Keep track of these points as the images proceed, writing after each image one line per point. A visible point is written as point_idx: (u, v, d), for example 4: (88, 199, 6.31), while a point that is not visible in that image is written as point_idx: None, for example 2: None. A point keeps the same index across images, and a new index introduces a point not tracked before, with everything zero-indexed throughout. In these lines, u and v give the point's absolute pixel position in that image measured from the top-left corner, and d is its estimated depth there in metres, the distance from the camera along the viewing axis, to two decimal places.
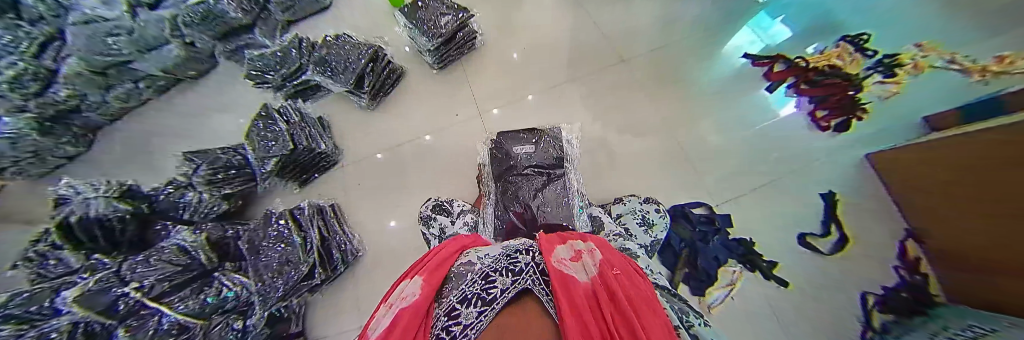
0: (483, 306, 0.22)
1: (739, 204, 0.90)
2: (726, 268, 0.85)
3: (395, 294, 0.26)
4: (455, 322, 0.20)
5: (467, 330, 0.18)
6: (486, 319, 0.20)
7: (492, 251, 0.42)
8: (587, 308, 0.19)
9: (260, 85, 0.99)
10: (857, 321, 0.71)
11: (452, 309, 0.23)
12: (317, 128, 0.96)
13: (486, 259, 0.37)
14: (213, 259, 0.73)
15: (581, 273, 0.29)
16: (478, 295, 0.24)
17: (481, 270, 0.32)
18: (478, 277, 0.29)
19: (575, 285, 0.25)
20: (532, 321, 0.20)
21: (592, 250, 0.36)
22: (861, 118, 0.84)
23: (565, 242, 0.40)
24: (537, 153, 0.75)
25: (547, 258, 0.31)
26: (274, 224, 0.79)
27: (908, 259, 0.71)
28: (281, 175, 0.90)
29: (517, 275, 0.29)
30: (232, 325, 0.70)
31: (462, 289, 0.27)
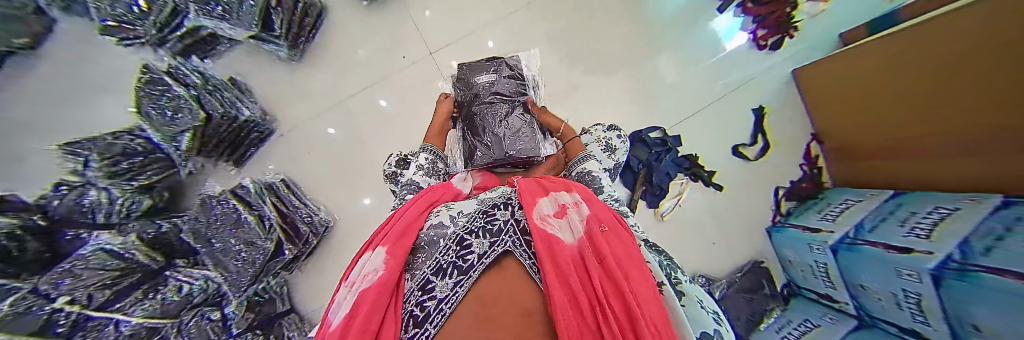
0: (459, 276, 0.28)
1: (688, 125, 0.99)
2: (676, 182, 0.97)
3: (370, 267, 0.33)
4: (430, 297, 0.27)
5: (441, 304, 0.26)
6: (460, 290, 0.26)
7: (467, 207, 0.42)
8: (566, 278, 0.26)
9: (127, 39, 0.73)
10: (772, 210, 0.93)
11: (427, 281, 0.30)
12: (233, 92, 0.80)
13: (462, 213, 0.40)
14: (160, 260, 0.65)
15: (566, 230, 0.33)
16: (454, 265, 0.30)
17: (455, 231, 0.36)
18: (453, 242, 0.34)
19: (561, 249, 0.29)
20: (509, 284, 0.27)
21: (579, 203, 0.37)
22: (792, 35, 0.92)
23: (550, 191, 0.41)
24: (500, 80, 0.72)
25: (532, 216, 0.34)
26: (217, 208, 0.73)
27: (811, 157, 0.94)
28: (205, 152, 0.78)
29: (495, 236, 0.33)
30: (209, 316, 0.69)
31: (437, 257, 0.33)
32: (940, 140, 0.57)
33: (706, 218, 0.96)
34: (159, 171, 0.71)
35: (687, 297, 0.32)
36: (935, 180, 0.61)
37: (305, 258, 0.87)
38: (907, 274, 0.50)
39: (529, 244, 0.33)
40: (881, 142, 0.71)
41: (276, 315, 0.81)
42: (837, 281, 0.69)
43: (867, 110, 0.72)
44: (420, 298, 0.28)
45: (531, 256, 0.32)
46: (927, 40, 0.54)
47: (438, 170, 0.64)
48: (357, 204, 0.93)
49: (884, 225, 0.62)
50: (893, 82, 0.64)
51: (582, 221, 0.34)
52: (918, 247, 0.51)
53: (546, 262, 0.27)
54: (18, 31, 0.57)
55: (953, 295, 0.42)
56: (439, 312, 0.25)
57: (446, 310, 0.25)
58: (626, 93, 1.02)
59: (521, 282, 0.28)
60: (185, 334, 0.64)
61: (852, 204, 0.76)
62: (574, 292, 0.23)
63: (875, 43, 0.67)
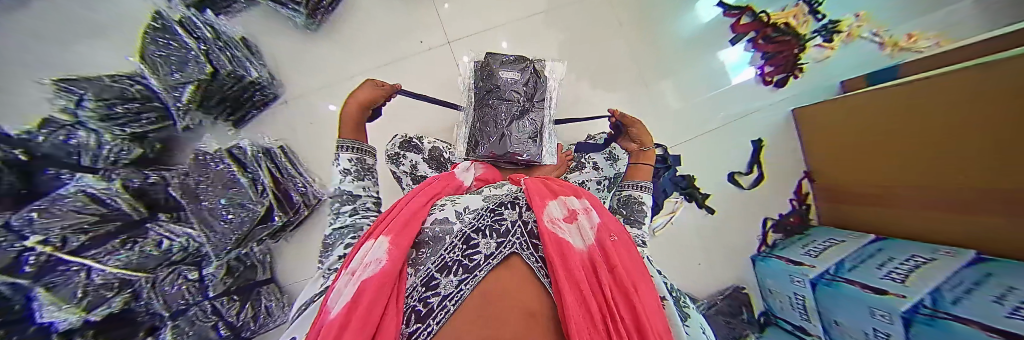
0: (465, 273, 0.27)
1: (688, 146, 1.01)
2: (670, 199, 0.99)
3: (370, 256, 0.30)
4: (434, 293, 0.25)
5: (446, 300, 0.24)
6: (465, 288, 0.25)
7: (473, 203, 0.40)
8: (579, 287, 0.26)
9: None
10: (757, 240, 0.96)
11: (431, 278, 0.28)
12: (242, 51, 0.78)
13: (469, 209, 0.39)
14: (142, 211, 0.63)
15: (577, 236, 0.34)
16: (460, 263, 0.29)
17: (461, 227, 0.35)
18: (458, 239, 0.33)
19: (572, 254, 0.30)
20: (519, 287, 0.26)
21: (589, 210, 0.38)
22: (797, 75, 0.95)
23: (559, 195, 0.41)
24: (519, 82, 0.72)
25: (541, 218, 0.34)
26: (213, 165, 0.71)
27: (800, 194, 0.96)
28: (205, 109, 0.75)
29: (502, 237, 0.32)
30: (186, 276, 0.66)
31: (442, 253, 0.32)
32: (926, 191, 0.60)
33: (695, 239, 0.98)
34: (153, 122, 0.68)
35: (689, 322, 0.35)
36: (910, 228, 0.65)
37: (292, 228, 0.86)
38: (879, 314, 0.53)
39: (536, 248, 0.32)
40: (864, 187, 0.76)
41: (256, 282, 0.80)
42: (813, 314, 0.71)
43: (860, 154, 0.76)
44: (423, 294, 0.26)
45: (539, 261, 0.31)
46: (949, 88, 0.55)
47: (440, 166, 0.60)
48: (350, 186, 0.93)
49: (862, 266, 0.65)
50: (895, 129, 0.66)
51: (592, 230, 0.36)
52: (891, 290, 0.54)
53: (558, 267, 0.27)
54: None
55: (918, 338, 0.45)
56: (443, 309, 0.23)
57: (450, 307, 0.23)
58: (632, 107, 1.04)
59: (532, 288, 0.27)
60: (159, 291, 0.61)
61: (835, 243, 0.79)
62: (586, 299, 0.24)
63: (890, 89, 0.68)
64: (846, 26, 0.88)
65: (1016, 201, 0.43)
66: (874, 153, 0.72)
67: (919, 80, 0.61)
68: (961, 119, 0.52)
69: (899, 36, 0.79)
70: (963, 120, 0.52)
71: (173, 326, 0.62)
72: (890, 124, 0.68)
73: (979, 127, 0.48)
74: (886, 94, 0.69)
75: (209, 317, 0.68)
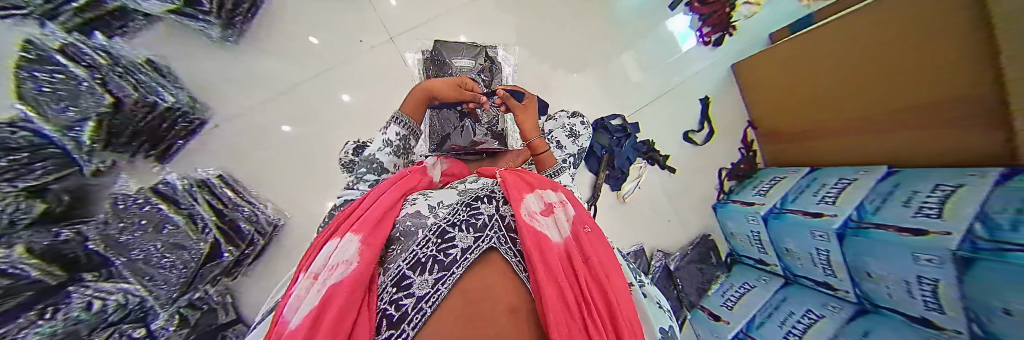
0: (442, 271, 0.26)
1: (645, 112, 1.05)
2: (635, 165, 1.03)
3: (336, 257, 0.28)
4: (407, 294, 0.25)
5: (420, 302, 0.23)
6: (442, 288, 0.24)
7: (446, 198, 0.39)
8: (555, 276, 0.27)
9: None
10: (716, 190, 1.04)
11: (402, 276, 0.27)
12: (149, 75, 0.70)
13: (442, 204, 0.37)
14: (59, 274, 0.52)
15: (554, 229, 0.34)
16: (436, 258, 0.28)
17: (435, 222, 0.34)
18: (433, 233, 0.32)
19: (550, 246, 0.30)
20: (501, 284, 0.26)
21: (565, 205, 0.39)
22: (732, 33, 1.03)
23: (535, 187, 0.40)
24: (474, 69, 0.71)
25: (519, 211, 0.33)
26: (134, 210, 0.64)
27: (747, 142, 1.05)
28: (115, 144, 0.65)
29: (479, 231, 0.31)
30: (131, 335, 0.58)
31: (414, 248, 0.31)
32: (860, 119, 0.69)
33: (664, 198, 1.04)
34: (50, 170, 0.55)
35: (649, 297, 0.37)
36: (841, 153, 0.76)
37: (251, 259, 0.79)
38: (818, 235, 0.61)
39: (513, 241, 0.33)
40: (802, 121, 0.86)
41: (215, 328, 0.71)
42: (768, 245, 0.79)
43: (796, 94, 0.84)
44: (393, 296, 0.25)
45: (517, 255, 0.32)
46: (874, 20, 0.62)
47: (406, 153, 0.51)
48: (311, 209, 0.87)
49: (802, 195, 0.73)
50: (827, 64, 0.74)
51: (569, 222, 0.37)
52: (825, 212, 0.63)
53: (537, 262, 0.28)
54: None
55: (851, 249, 0.53)
56: (418, 312, 0.22)
57: (425, 310, 0.22)
58: (589, 81, 1.05)
59: (510, 282, 0.27)
60: None
61: (779, 180, 0.88)
62: (564, 289, 0.25)
63: (813, 34, 0.77)
64: None
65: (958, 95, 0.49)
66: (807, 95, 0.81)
67: (857, 12, 0.65)
68: (897, 34, 0.59)
69: None
70: (898, 45, 0.59)
71: None
72: (824, 60, 0.75)
73: (926, 42, 0.53)
74: (824, 31, 0.74)
75: None
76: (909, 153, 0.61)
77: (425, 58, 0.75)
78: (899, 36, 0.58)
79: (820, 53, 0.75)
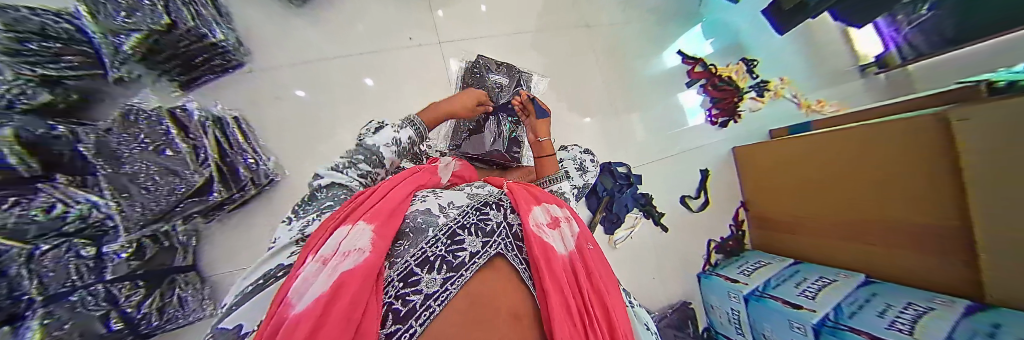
0: (449, 272, 0.24)
1: (651, 167, 1.11)
2: (631, 215, 1.05)
3: (347, 244, 0.26)
4: (415, 290, 0.22)
5: (430, 300, 0.21)
6: (452, 288, 0.23)
7: (456, 200, 0.38)
8: (562, 289, 0.27)
9: None
10: (703, 259, 1.06)
11: (410, 272, 0.25)
12: (211, 12, 0.72)
13: (453, 205, 0.35)
14: (36, 169, 0.47)
15: (559, 242, 0.35)
16: (444, 258, 0.26)
17: (446, 222, 0.31)
18: (442, 233, 0.29)
19: (555, 256, 0.31)
20: (504, 292, 0.26)
21: (570, 221, 0.39)
22: (737, 120, 1.14)
23: (542, 201, 0.40)
24: (503, 86, 0.77)
25: (528, 223, 0.33)
26: (142, 123, 0.59)
27: (737, 220, 1.10)
28: (152, 62, 0.66)
29: (487, 235, 0.30)
30: (80, 252, 0.54)
31: (421, 246, 0.28)
32: (841, 223, 0.74)
33: (651, 253, 1.05)
34: (75, 66, 0.55)
35: (638, 317, 0.38)
36: (827, 253, 0.80)
37: (232, 207, 0.78)
38: (796, 326, 0.62)
39: (520, 250, 0.32)
40: (787, 214, 0.92)
41: (171, 269, 0.69)
42: (746, 327, 0.79)
43: (786, 187, 0.91)
44: (399, 290, 0.23)
45: (523, 263, 0.31)
46: (867, 136, 0.68)
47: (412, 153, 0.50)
48: (308, 174, 0.89)
49: (784, 284, 0.76)
50: (812, 167, 0.82)
51: (573, 238, 0.37)
52: (805, 305, 0.65)
53: (543, 269, 0.28)
54: None
55: None
56: (426, 309, 0.20)
57: (434, 308, 0.21)
58: (605, 127, 1.12)
59: (517, 290, 0.27)
60: (39, 269, 0.49)
61: (763, 264, 0.92)
62: (568, 297, 0.27)
63: (807, 136, 0.84)
64: (774, 85, 1.13)
65: (934, 215, 0.54)
66: (801, 191, 0.86)
67: (837, 130, 0.75)
68: (870, 154, 0.67)
69: (811, 100, 1.07)
70: (885, 165, 0.64)
71: (45, 314, 0.49)
72: (809, 162, 0.83)
73: (898, 165, 0.61)
74: (807, 139, 0.84)
75: (101, 304, 0.56)
76: (892, 269, 0.65)
77: (467, 69, 0.83)
78: (873, 156, 0.67)
79: (819, 152, 0.80)
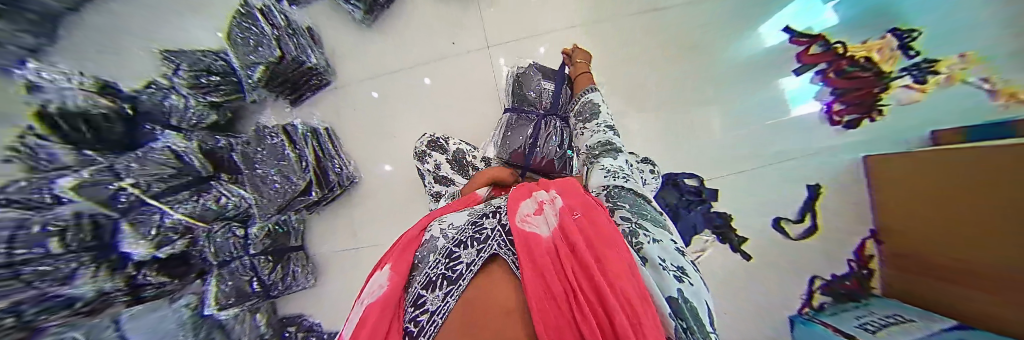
0: (450, 286, 0.23)
1: (729, 182, 0.91)
2: (699, 237, 0.90)
3: (374, 284, 0.30)
4: (423, 310, 0.22)
5: (433, 316, 0.21)
6: (451, 300, 0.21)
7: (458, 219, 0.35)
8: (542, 272, 0.18)
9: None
10: (799, 299, 0.81)
11: (419, 295, 0.25)
12: (307, 40, 0.89)
13: (454, 226, 0.33)
14: (209, 169, 0.68)
15: (545, 222, 0.24)
16: (444, 276, 0.24)
17: (445, 243, 0.30)
18: (444, 253, 0.28)
19: (540, 238, 0.22)
20: (489, 298, 0.19)
21: (555, 197, 0.27)
22: (874, 118, 0.75)
23: (533, 186, 0.32)
24: (547, 92, 0.71)
25: (512, 210, 0.26)
26: (266, 136, 0.80)
27: (861, 254, 0.75)
28: (270, 87, 0.85)
29: (477, 244, 0.26)
30: (234, 232, 0.72)
31: (428, 270, 0.28)
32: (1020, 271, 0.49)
33: (719, 283, 0.89)
34: (228, 93, 0.75)
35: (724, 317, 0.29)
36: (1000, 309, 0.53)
37: (325, 203, 0.97)
38: None
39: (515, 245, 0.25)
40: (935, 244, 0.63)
41: (287, 248, 0.91)
42: None
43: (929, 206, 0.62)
44: (413, 313, 0.23)
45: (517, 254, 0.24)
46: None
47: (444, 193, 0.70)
48: (375, 173, 1.01)
49: None
50: None
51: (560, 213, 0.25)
52: None
53: (519, 255, 0.20)
54: None
55: None
56: (431, 324, 0.20)
57: (437, 323, 0.20)
58: (670, 132, 0.97)
59: (507, 289, 0.20)
60: (212, 242, 0.67)
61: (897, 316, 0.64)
62: (551, 281, 0.17)
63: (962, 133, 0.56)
64: None
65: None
66: None
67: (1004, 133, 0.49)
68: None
69: None
70: None
71: (217, 273, 0.68)
72: None
73: None
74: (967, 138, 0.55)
75: (247, 273, 0.76)
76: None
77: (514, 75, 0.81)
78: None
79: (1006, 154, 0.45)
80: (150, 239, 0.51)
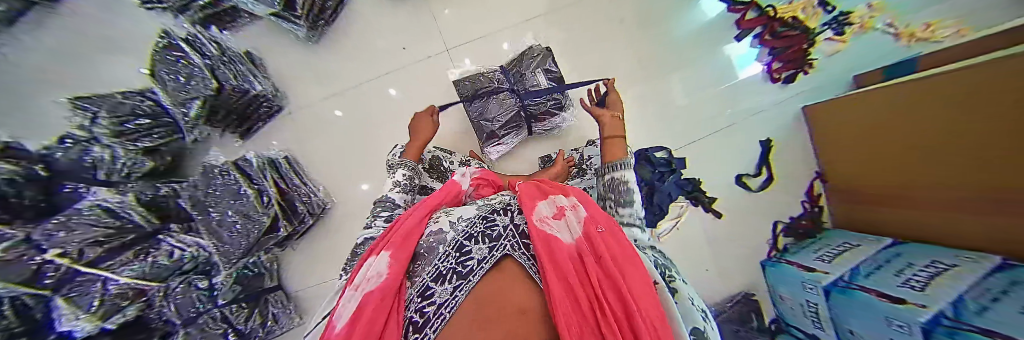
0: (459, 280, 0.24)
1: (693, 149, 0.98)
2: (676, 204, 0.96)
3: (371, 272, 0.30)
4: (430, 302, 0.23)
5: (440, 309, 0.22)
6: (460, 295, 0.22)
7: (466, 213, 0.37)
8: (565, 277, 0.22)
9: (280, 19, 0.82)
10: (767, 245, 0.91)
11: (425, 288, 0.26)
12: (246, 65, 0.80)
13: (462, 219, 0.35)
14: (154, 222, 0.63)
15: (565, 230, 0.30)
16: (453, 270, 0.26)
17: (454, 236, 0.32)
18: (451, 247, 0.30)
19: (561, 247, 0.26)
20: (503, 291, 0.22)
21: (577, 206, 0.33)
22: (806, 71, 0.87)
23: (549, 194, 0.37)
24: (542, 83, 0.82)
25: (531, 218, 0.30)
26: (216, 175, 0.71)
27: (811, 195, 0.88)
28: (212, 123, 0.76)
29: (490, 244, 0.28)
30: (197, 285, 0.65)
31: (435, 263, 0.29)
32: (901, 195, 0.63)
33: (699, 243, 0.96)
34: (165, 135, 0.70)
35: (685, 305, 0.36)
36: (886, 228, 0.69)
37: (298, 235, 0.90)
38: (896, 325, 0.45)
39: (528, 247, 0.29)
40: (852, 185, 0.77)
41: (264, 290, 0.83)
42: (827, 321, 0.63)
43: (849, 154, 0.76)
44: (418, 305, 0.24)
45: (531, 258, 0.28)
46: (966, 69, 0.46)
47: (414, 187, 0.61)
48: (349, 194, 0.96)
49: (883, 272, 0.57)
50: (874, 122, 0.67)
51: (580, 223, 0.31)
52: (909, 299, 0.45)
53: (545, 261, 0.24)
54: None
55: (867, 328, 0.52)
56: (438, 317, 0.21)
57: (445, 315, 0.21)
58: (637, 111, 1.02)
59: (523, 286, 0.23)
60: (171, 299, 0.60)
61: (851, 247, 0.71)
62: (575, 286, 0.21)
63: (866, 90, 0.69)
64: (857, 16, 0.81)
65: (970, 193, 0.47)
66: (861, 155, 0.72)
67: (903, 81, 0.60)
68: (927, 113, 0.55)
69: (915, 25, 0.74)
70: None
71: (184, 333, 0.63)
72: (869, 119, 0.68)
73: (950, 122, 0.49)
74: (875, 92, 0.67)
75: (219, 324, 0.70)
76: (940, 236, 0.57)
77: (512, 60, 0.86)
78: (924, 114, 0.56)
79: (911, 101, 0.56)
80: (93, 311, 0.47)
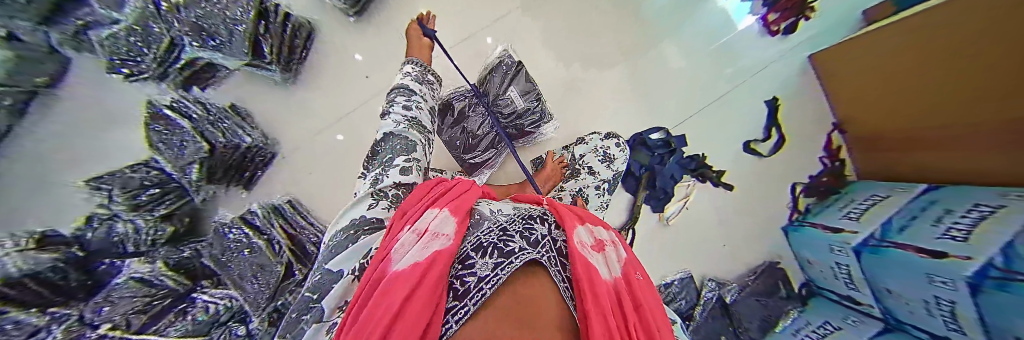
0: (500, 258, 0.20)
1: (694, 123, 0.92)
2: (681, 184, 0.92)
3: (435, 223, 0.24)
4: (470, 272, 0.19)
5: (483, 283, 0.17)
6: (501, 274, 0.18)
7: (506, 208, 0.32)
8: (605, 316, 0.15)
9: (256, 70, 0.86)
10: (787, 208, 0.88)
11: (465, 257, 0.21)
12: (234, 119, 0.83)
13: (502, 212, 0.30)
14: (185, 282, 0.65)
15: (604, 265, 0.26)
16: (494, 247, 0.21)
17: (493, 223, 0.26)
18: (496, 228, 0.25)
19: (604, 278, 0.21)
20: (539, 297, 0.16)
21: (616, 245, 0.32)
22: (807, 16, 0.82)
23: (585, 222, 0.35)
24: (514, 96, 0.82)
25: (574, 236, 0.26)
26: (228, 232, 0.76)
27: (832, 149, 0.86)
28: (216, 180, 0.80)
29: (533, 243, 0.22)
30: (236, 332, 0.61)
31: (477, 236, 0.24)
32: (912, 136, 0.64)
33: (714, 221, 0.92)
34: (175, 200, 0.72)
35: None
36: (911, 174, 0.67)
37: None
38: (938, 281, 0.43)
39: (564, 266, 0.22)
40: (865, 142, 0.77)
41: None
42: (861, 283, 0.61)
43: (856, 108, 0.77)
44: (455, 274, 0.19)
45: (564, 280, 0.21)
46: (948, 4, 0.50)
47: (427, 80, 0.60)
48: None
49: (915, 224, 0.55)
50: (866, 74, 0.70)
51: (619, 263, 0.30)
52: (950, 251, 0.43)
53: (584, 282, 0.18)
54: (37, 74, 0.56)
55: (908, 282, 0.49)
56: (478, 292, 0.16)
57: (485, 294, 0.16)
58: (630, 92, 0.95)
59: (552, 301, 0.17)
60: None
61: (880, 199, 0.68)
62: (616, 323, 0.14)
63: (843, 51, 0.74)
64: None
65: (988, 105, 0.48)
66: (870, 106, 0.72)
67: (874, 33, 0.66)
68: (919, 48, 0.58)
69: None
70: None
71: None
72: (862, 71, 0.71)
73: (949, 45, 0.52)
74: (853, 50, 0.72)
75: None
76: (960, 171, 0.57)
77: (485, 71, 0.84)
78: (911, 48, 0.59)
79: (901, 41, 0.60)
80: None
